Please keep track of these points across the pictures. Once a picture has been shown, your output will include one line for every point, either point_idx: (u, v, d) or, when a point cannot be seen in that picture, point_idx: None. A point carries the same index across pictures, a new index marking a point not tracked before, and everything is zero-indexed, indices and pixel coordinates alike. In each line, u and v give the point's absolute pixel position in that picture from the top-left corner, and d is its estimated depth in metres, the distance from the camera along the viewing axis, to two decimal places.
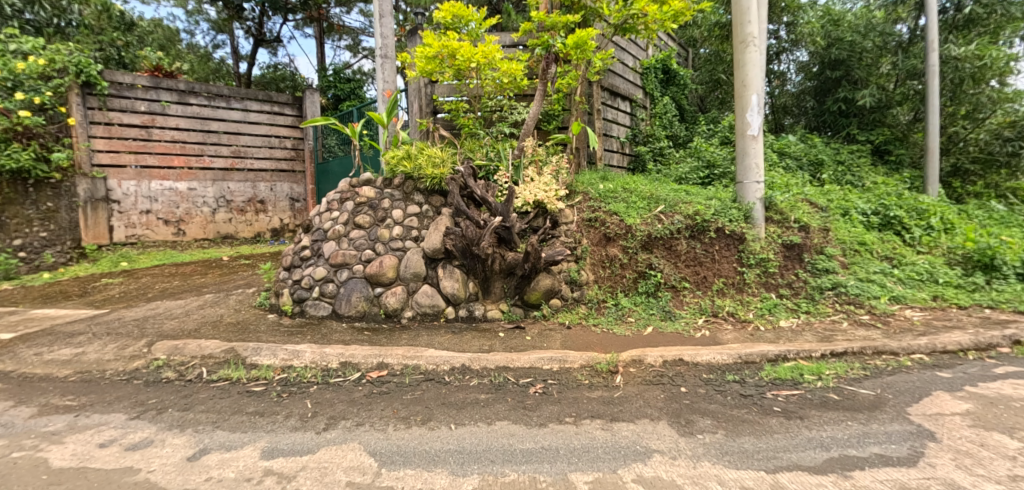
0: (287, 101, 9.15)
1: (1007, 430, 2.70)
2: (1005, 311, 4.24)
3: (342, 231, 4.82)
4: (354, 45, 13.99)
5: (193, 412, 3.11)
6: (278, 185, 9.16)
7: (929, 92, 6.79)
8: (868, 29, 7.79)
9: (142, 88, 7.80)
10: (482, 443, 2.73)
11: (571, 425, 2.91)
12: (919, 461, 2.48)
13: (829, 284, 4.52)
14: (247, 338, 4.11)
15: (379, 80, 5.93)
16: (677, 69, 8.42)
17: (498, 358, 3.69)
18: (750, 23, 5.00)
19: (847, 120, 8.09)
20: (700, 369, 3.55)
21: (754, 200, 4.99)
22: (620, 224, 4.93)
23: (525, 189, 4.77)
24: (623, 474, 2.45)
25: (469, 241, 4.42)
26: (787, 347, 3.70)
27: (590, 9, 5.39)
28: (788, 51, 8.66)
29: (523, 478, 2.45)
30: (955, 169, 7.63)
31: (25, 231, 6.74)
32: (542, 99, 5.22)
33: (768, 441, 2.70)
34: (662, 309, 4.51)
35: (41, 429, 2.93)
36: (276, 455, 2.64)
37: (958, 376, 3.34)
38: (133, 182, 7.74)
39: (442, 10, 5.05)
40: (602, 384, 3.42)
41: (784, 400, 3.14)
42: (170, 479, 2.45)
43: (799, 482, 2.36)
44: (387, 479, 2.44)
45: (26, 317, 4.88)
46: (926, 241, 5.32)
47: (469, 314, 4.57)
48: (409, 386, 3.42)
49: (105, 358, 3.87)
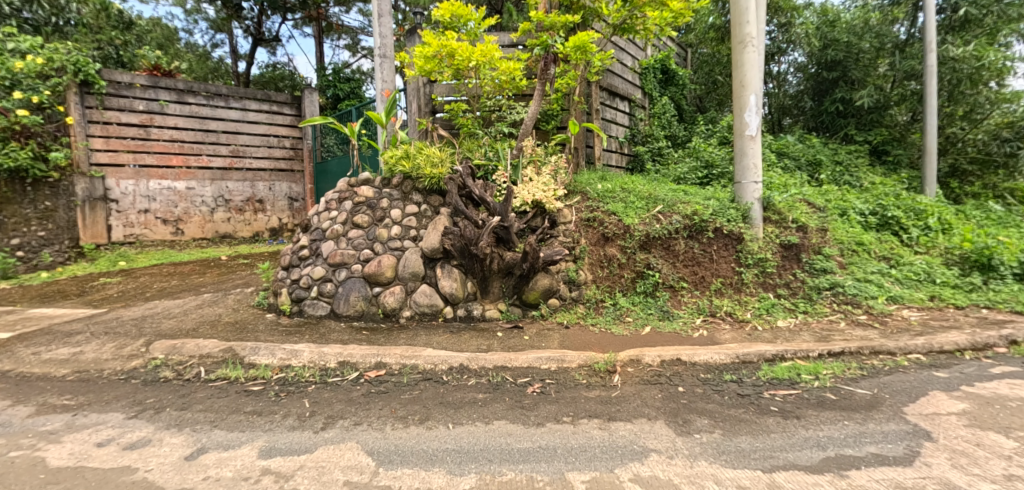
0: (286, 101, 9.16)
1: (1003, 430, 2.71)
2: (1002, 312, 4.25)
3: (340, 230, 4.81)
4: (353, 45, 13.97)
5: (191, 412, 3.11)
6: (277, 184, 9.16)
7: (926, 93, 6.81)
8: (864, 30, 7.82)
9: (140, 87, 7.77)
10: (480, 443, 2.74)
11: (569, 424, 2.92)
12: (916, 460, 2.49)
13: (827, 284, 4.53)
14: (245, 338, 4.11)
15: (378, 79, 5.93)
16: (676, 69, 8.44)
17: (496, 358, 3.70)
18: (749, 23, 5.01)
19: (845, 121, 8.10)
20: (697, 369, 3.56)
21: (751, 201, 4.99)
22: (618, 224, 4.93)
23: (523, 189, 4.77)
24: (620, 473, 2.46)
25: (467, 241, 4.43)
26: (784, 347, 3.71)
27: (590, 9, 5.36)
28: (784, 52, 8.70)
29: (521, 477, 2.45)
30: (952, 169, 7.65)
31: (23, 230, 6.77)
32: (541, 99, 5.20)
33: (765, 440, 2.70)
34: (660, 309, 4.52)
35: (38, 428, 2.93)
36: (273, 455, 2.65)
37: (955, 376, 3.35)
38: (131, 181, 7.72)
39: (441, 9, 5.05)
40: (600, 384, 3.42)
41: (781, 399, 3.14)
42: (167, 478, 2.45)
43: (795, 481, 2.37)
44: (384, 479, 2.44)
45: (23, 316, 4.86)
46: (924, 242, 5.33)
47: (467, 314, 4.57)
48: (407, 387, 3.42)
49: (103, 357, 3.86)
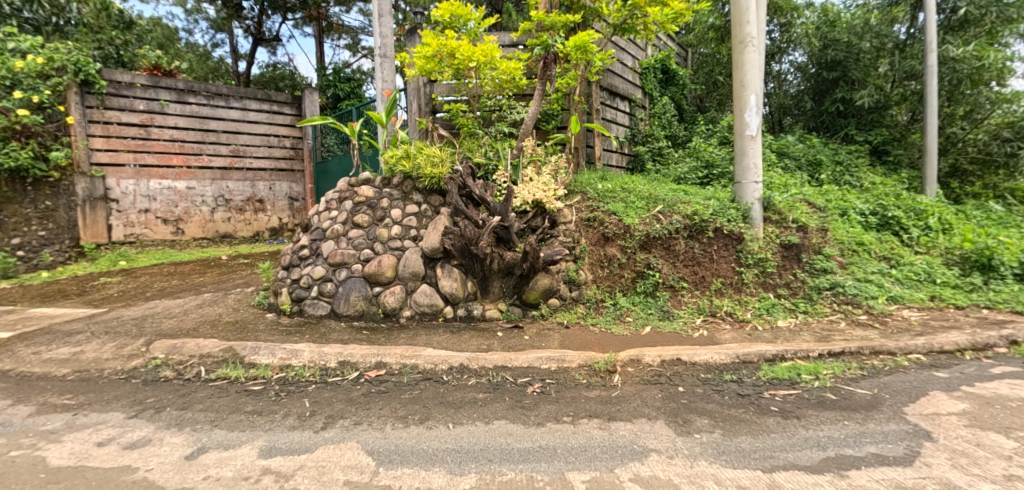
0: (286, 100, 9.16)
1: (1003, 431, 2.71)
2: (1002, 312, 4.25)
3: (341, 230, 4.81)
4: (353, 45, 13.96)
5: (191, 411, 3.11)
6: (277, 184, 9.17)
7: (926, 92, 6.80)
8: (864, 30, 7.81)
9: (140, 87, 7.78)
10: (480, 442, 2.74)
11: (569, 424, 2.92)
12: (916, 460, 2.49)
13: (828, 284, 4.53)
14: (245, 338, 4.11)
15: (379, 79, 5.93)
16: (677, 69, 8.44)
17: (496, 358, 3.70)
18: (749, 22, 5.00)
19: (846, 121, 8.09)
20: (698, 369, 3.56)
21: (752, 201, 4.99)
22: (619, 224, 4.93)
23: (523, 189, 4.77)
24: (620, 473, 2.46)
25: (467, 241, 4.43)
26: (784, 347, 3.71)
27: (590, 9, 5.36)
28: (785, 52, 8.68)
29: (521, 476, 2.45)
30: (953, 169, 7.65)
31: (23, 230, 6.78)
32: (541, 99, 5.19)
33: (765, 440, 2.70)
34: (660, 308, 4.52)
35: (39, 427, 2.93)
36: (273, 454, 2.65)
37: (955, 376, 3.35)
38: (131, 181, 7.73)
39: (441, 9, 5.05)
40: (600, 384, 3.42)
41: (781, 399, 3.14)
42: (167, 478, 2.45)
43: (795, 482, 2.37)
44: (384, 479, 2.44)
45: (24, 316, 4.86)
46: (924, 242, 5.33)
47: (467, 314, 4.57)
48: (407, 386, 3.42)
49: (103, 357, 3.86)
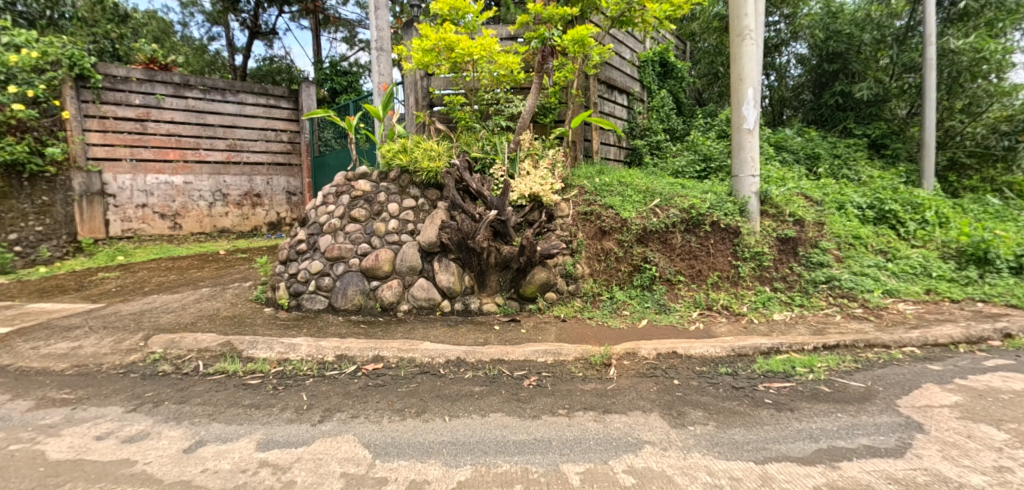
0: (282, 94, 9.13)
1: (994, 422, 2.74)
2: (997, 305, 4.29)
3: (338, 225, 4.80)
4: (350, 38, 13.87)
5: (189, 405, 3.13)
6: (275, 179, 9.16)
7: (926, 86, 6.71)
8: (864, 22, 7.80)
9: (135, 81, 7.73)
10: (475, 435, 2.76)
11: (564, 416, 2.94)
12: (907, 452, 2.51)
13: (824, 277, 4.54)
14: (243, 333, 4.12)
15: (374, 73, 5.93)
16: (675, 62, 8.39)
17: (493, 351, 3.72)
18: (747, 16, 4.94)
19: (844, 114, 8.11)
20: (693, 362, 3.58)
21: (749, 194, 4.97)
22: (615, 217, 4.91)
23: (521, 182, 4.74)
24: (614, 465, 2.48)
25: (464, 234, 4.45)
26: (779, 340, 3.74)
27: (588, 2, 5.29)
28: (787, 43, 8.61)
29: (516, 468, 2.47)
30: (951, 162, 7.69)
31: (21, 225, 6.69)
32: (537, 93, 5.02)
33: (759, 432, 2.73)
34: (657, 301, 4.55)
35: (38, 422, 2.94)
36: (272, 447, 2.67)
37: (949, 369, 3.37)
38: (128, 176, 7.71)
39: (438, 2, 5.03)
40: (596, 376, 3.45)
41: (775, 392, 3.17)
42: (165, 470, 2.47)
43: (786, 473, 2.39)
44: (381, 470, 2.47)
45: (21, 311, 4.87)
46: (921, 235, 5.36)
47: (465, 307, 4.59)
48: (404, 379, 3.44)
49: (101, 352, 3.88)
